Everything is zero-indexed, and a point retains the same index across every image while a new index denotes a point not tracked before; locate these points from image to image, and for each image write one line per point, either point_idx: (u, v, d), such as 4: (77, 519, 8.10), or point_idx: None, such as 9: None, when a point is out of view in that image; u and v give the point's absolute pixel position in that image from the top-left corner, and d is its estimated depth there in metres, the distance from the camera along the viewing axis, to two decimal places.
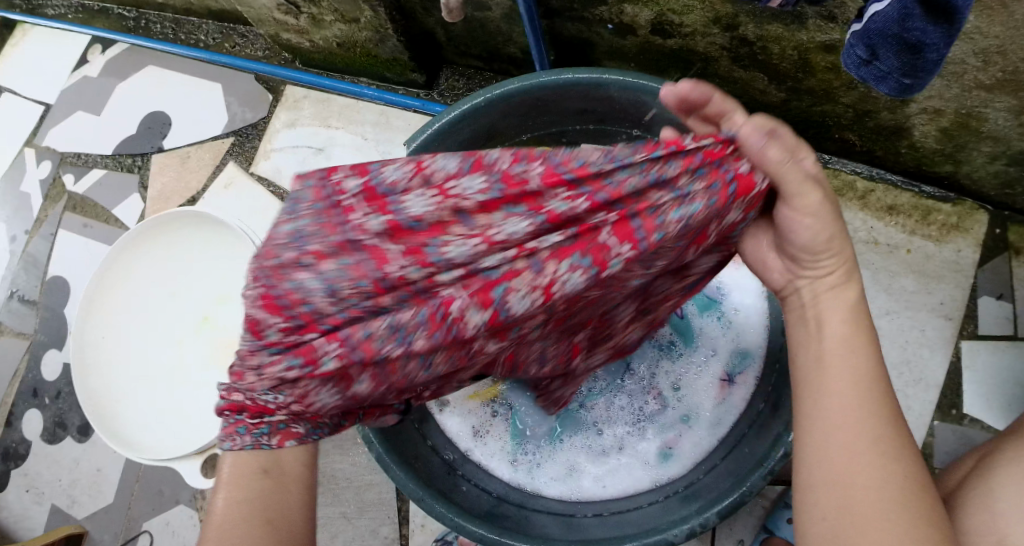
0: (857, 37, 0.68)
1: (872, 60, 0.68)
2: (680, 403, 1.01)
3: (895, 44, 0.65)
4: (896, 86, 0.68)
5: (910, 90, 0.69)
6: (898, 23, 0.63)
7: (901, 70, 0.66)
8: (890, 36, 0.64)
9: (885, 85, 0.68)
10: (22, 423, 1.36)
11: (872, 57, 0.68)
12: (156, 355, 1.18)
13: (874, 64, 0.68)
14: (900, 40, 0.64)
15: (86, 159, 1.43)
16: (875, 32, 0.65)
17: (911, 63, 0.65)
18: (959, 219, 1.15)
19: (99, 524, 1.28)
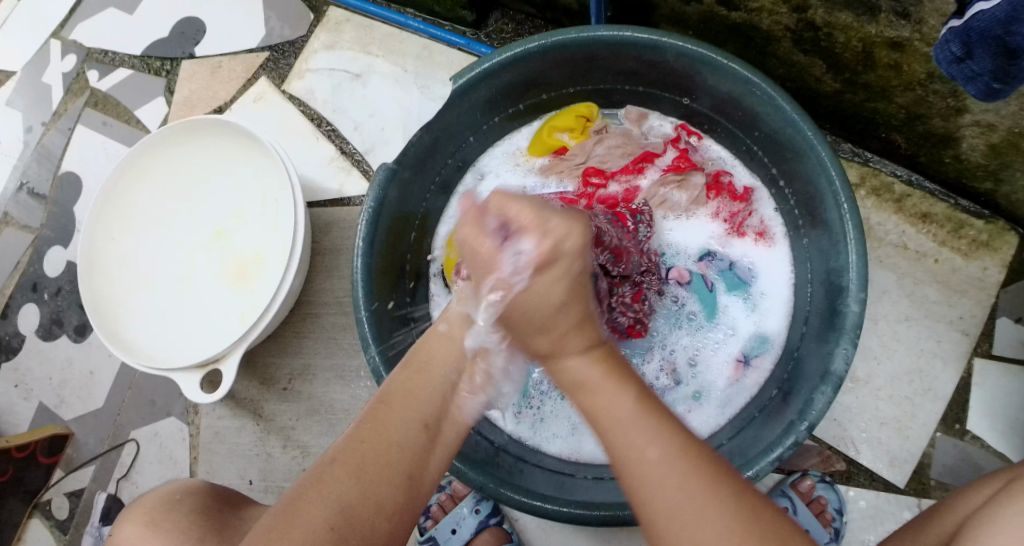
0: (953, 33, 0.66)
1: (965, 59, 0.66)
2: (694, 379, 1.02)
3: (993, 46, 0.63)
4: (983, 89, 0.67)
5: (995, 95, 0.67)
6: (1002, 24, 0.61)
7: (993, 73, 0.65)
8: (991, 36, 0.62)
9: (972, 86, 0.68)
10: (18, 317, 1.34)
11: (966, 56, 0.66)
12: (166, 264, 1.16)
13: (967, 64, 0.66)
14: (1000, 42, 0.62)
15: (113, 57, 1.39)
16: (976, 31, 0.63)
17: (1005, 68, 0.64)
18: (989, 237, 1.13)
19: (88, 426, 1.28)
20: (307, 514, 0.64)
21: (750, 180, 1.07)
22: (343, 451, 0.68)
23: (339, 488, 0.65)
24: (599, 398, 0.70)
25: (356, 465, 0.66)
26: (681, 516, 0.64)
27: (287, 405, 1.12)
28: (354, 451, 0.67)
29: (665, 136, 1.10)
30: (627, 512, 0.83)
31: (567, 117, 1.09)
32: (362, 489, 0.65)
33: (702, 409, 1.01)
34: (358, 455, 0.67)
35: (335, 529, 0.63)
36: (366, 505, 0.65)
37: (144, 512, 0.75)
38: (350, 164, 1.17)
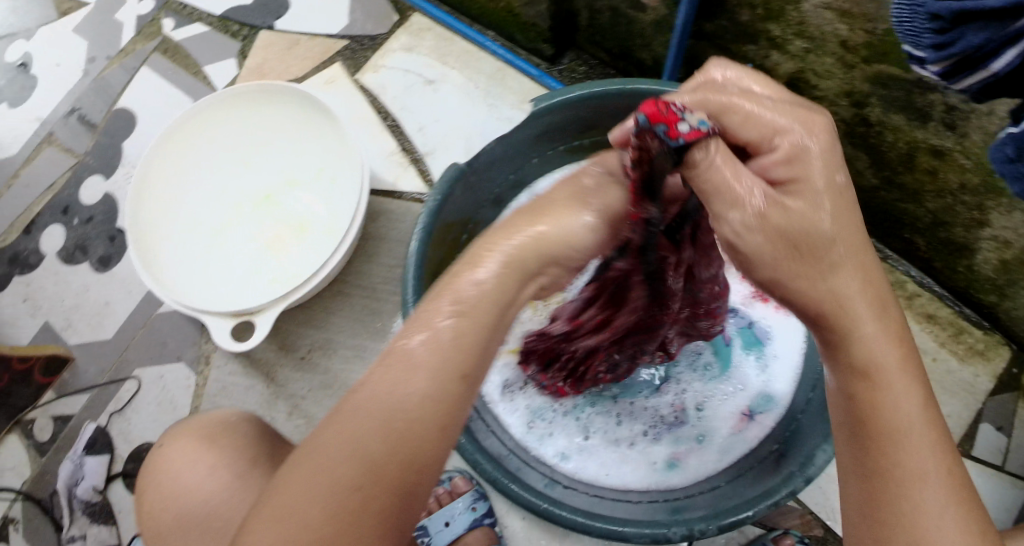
0: (1011, 137, 0.72)
1: (1018, 159, 0.72)
2: (700, 422, 1.05)
3: None
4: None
5: None
6: None
7: None
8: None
9: (1018, 185, 0.73)
10: (42, 235, 1.35)
11: (1019, 156, 0.72)
12: (212, 214, 1.18)
13: (1019, 163, 0.72)
14: None
15: (192, 12, 1.43)
16: None
17: None
18: (984, 347, 1.21)
19: (89, 356, 1.28)
20: (291, 514, 0.59)
21: None
22: (325, 436, 0.61)
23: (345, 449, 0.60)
24: (893, 412, 0.63)
25: (354, 429, 0.60)
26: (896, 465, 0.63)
27: (302, 373, 1.11)
28: (358, 418, 0.61)
29: None
30: (628, 529, 0.90)
31: None
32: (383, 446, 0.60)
33: (703, 452, 1.03)
34: (332, 445, 0.60)
35: (359, 490, 0.59)
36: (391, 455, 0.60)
37: (198, 433, 0.83)
38: (407, 159, 1.21)
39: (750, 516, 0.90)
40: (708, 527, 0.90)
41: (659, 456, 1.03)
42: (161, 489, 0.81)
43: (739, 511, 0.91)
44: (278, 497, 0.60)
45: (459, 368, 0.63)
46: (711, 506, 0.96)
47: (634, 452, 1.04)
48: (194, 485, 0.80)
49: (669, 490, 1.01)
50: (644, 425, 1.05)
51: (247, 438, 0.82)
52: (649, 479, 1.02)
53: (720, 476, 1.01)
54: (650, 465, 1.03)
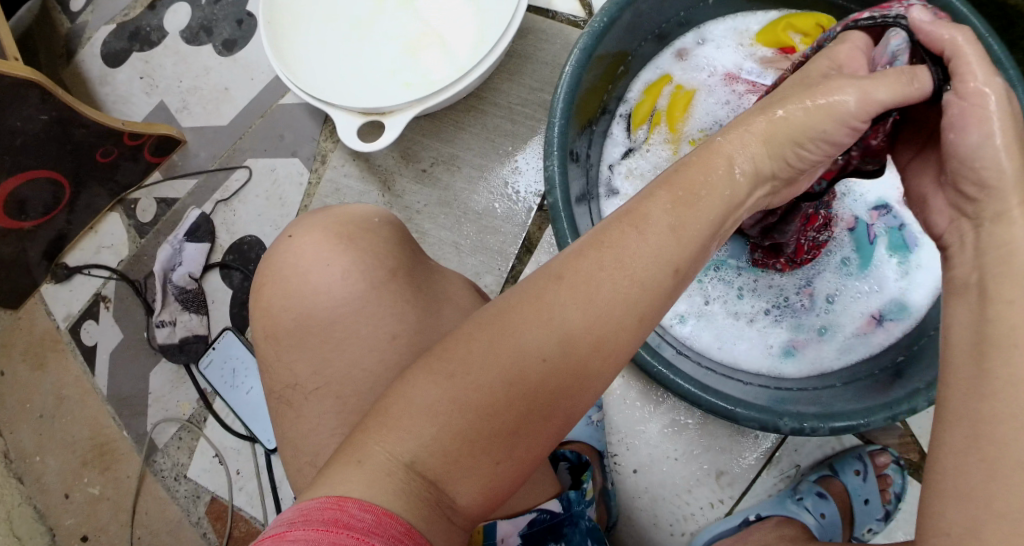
0: None
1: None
2: (826, 314, 0.99)
3: None
4: None
5: None
6: None
7: None
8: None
9: None
10: (167, 12, 1.31)
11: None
12: (348, 1, 1.10)
13: None
14: None
15: None
16: None
17: None
18: None
19: (201, 141, 1.26)
20: (417, 412, 0.55)
21: None
22: (488, 324, 0.57)
23: (511, 336, 0.56)
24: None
25: (551, 314, 0.56)
26: None
27: (421, 187, 1.07)
28: (560, 298, 0.57)
29: None
30: (739, 409, 0.85)
31: (805, 19, 0.96)
32: (558, 336, 0.56)
33: (822, 345, 0.98)
34: (506, 341, 0.56)
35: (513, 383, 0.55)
36: (566, 348, 0.56)
37: (312, 232, 0.77)
38: None
39: (867, 423, 0.83)
40: (822, 427, 0.84)
41: (777, 340, 0.99)
42: (283, 281, 0.76)
43: (856, 414, 0.84)
44: (454, 344, 0.57)
45: (672, 259, 0.59)
46: (826, 402, 0.90)
47: (751, 331, 0.99)
48: (322, 289, 0.74)
49: (779, 377, 0.96)
50: (767, 305, 1.00)
51: (384, 248, 0.77)
52: (761, 361, 0.97)
53: (835, 375, 0.96)
54: (766, 348, 0.98)
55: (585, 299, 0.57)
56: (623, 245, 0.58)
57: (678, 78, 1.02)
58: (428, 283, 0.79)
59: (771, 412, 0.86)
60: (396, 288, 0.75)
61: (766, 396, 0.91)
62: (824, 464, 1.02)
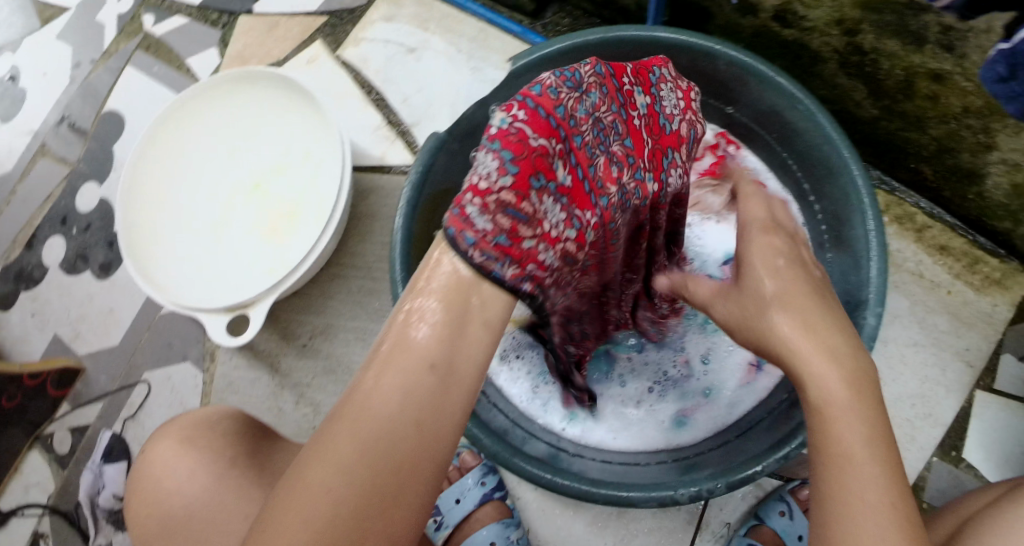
0: (1000, 54, 0.70)
1: (1010, 79, 0.70)
2: (705, 375, 1.04)
3: None
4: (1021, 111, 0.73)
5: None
6: None
7: None
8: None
9: (1012, 106, 0.72)
10: (44, 248, 1.36)
11: (1010, 76, 0.70)
12: (203, 207, 1.19)
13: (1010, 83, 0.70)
14: None
15: (170, 4, 1.38)
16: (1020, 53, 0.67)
17: None
18: (1002, 276, 1.17)
19: (99, 364, 1.29)
20: None
21: (779, 193, 1.10)
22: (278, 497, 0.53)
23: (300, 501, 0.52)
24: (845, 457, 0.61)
25: (332, 464, 0.53)
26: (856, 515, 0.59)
27: (305, 361, 1.16)
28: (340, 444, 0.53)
29: (704, 142, 1.12)
30: (633, 494, 0.87)
31: None
32: (348, 487, 0.52)
33: (710, 406, 1.02)
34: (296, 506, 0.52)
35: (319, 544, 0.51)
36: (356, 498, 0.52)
37: (166, 440, 0.87)
38: (394, 134, 1.18)
39: (757, 472, 0.87)
40: (717, 486, 0.87)
41: (667, 413, 1.03)
42: (144, 494, 0.86)
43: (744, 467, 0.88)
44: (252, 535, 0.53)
45: (426, 358, 0.57)
46: (724, 461, 0.93)
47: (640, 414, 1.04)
48: (175, 491, 0.84)
49: (678, 448, 1.00)
50: (649, 383, 1.04)
51: (224, 439, 0.86)
52: (657, 438, 1.01)
53: (729, 430, 0.99)
54: (658, 425, 1.02)
55: (359, 428, 0.54)
56: (374, 369, 0.57)
57: None
58: (273, 455, 0.87)
59: (667, 487, 0.89)
60: (238, 473, 0.83)
61: (668, 472, 0.94)
62: (751, 515, 1.04)
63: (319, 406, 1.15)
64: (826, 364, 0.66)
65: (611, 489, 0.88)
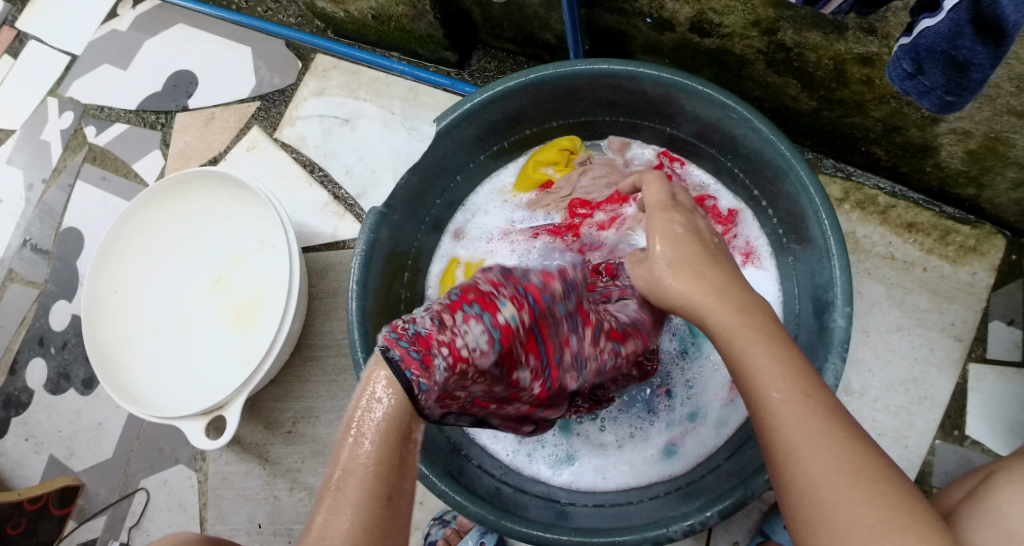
0: (903, 51, 0.67)
1: (916, 75, 0.66)
2: (689, 400, 1.02)
3: (942, 60, 0.64)
4: (938, 103, 0.67)
5: (950, 108, 0.67)
6: (947, 40, 0.62)
7: (945, 86, 0.65)
8: (937, 52, 0.63)
9: (927, 101, 0.67)
10: (26, 372, 1.35)
11: (916, 72, 0.66)
12: (168, 312, 1.19)
13: (918, 79, 0.67)
14: (948, 57, 0.63)
15: (110, 113, 1.41)
16: (924, 47, 0.64)
17: (956, 81, 0.64)
18: (976, 242, 1.15)
19: (96, 478, 1.28)
20: None
21: (733, 202, 1.08)
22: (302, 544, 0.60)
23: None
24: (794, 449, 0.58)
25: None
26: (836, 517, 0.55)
27: (292, 447, 1.16)
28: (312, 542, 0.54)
29: (646, 163, 1.11)
30: (626, 537, 0.84)
31: (549, 152, 1.10)
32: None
33: (697, 430, 1.01)
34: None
35: None
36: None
37: None
38: (344, 208, 1.19)
39: (746, 495, 0.83)
40: (709, 516, 0.84)
41: (655, 445, 1.01)
42: None
43: (734, 490, 0.84)
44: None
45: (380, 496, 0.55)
46: (719, 486, 0.90)
47: (627, 451, 1.02)
48: None
49: (671, 478, 0.98)
50: (630, 419, 1.03)
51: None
52: (648, 472, 1.00)
53: (719, 451, 0.97)
54: (648, 459, 1.01)
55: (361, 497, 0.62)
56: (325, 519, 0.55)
57: (464, 256, 1.12)
58: None
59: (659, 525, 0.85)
60: None
61: (666, 506, 0.92)
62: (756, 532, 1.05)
63: (314, 489, 1.14)
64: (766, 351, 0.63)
65: (601, 534, 0.85)
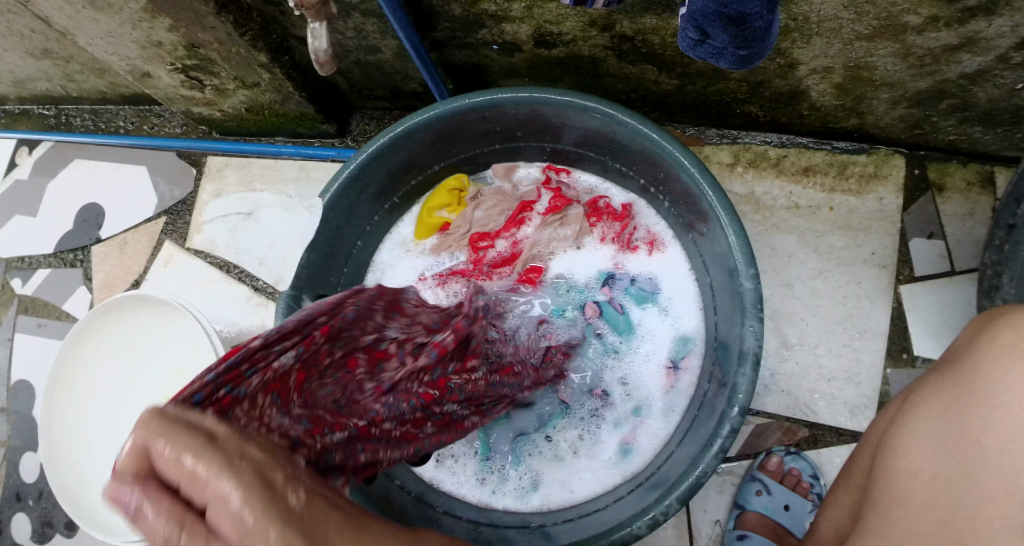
0: (686, 21, 0.70)
1: (705, 40, 0.69)
2: (630, 396, 1.04)
3: (718, 21, 0.67)
4: (734, 59, 0.70)
5: (748, 61, 0.70)
6: (714, 1, 0.65)
7: (733, 43, 0.68)
8: (710, 14, 0.66)
9: (724, 61, 0.71)
10: (10, 529, 1.36)
11: (703, 37, 0.69)
12: (127, 440, 1.20)
13: (708, 43, 0.70)
14: (721, 16, 0.66)
15: (30, 261, 1.43)
16: (698, 13, 0.67)
17: (740, 35, 0.67)
18: (876, 167, 1.17)
19: None
20: None
21: (626, 196, 1.10)
22: None
23: None
24: None
25: None
26: None
27: None
28: None
29: (536, 181, 1.13)
30: None
31: (439, 196, 1.13)
32: None
33: (646, 424, 1.02)
34: None
35: None
36: None
37: None
38: (266, 298, 1.21)
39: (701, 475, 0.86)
40: (670, 504, 0.86)
41: (610, 449, 1.03)
42: None
43: (687, 475, 0.87)
44: None
45: None
46: (677, 470, 0.91)
47: (584, 458, 1.03)
48: None
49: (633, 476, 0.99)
50: (577, 430, 1.04)
51: None
52: (611, 475, 1.01)
53: (671, 439, 0.99)
54: (607, 463, 1.02)
55: None
56: None
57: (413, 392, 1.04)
58: None
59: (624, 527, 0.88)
60: None
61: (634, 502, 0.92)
62: (734, 505, 1.10)
63: None
64: None
65: None
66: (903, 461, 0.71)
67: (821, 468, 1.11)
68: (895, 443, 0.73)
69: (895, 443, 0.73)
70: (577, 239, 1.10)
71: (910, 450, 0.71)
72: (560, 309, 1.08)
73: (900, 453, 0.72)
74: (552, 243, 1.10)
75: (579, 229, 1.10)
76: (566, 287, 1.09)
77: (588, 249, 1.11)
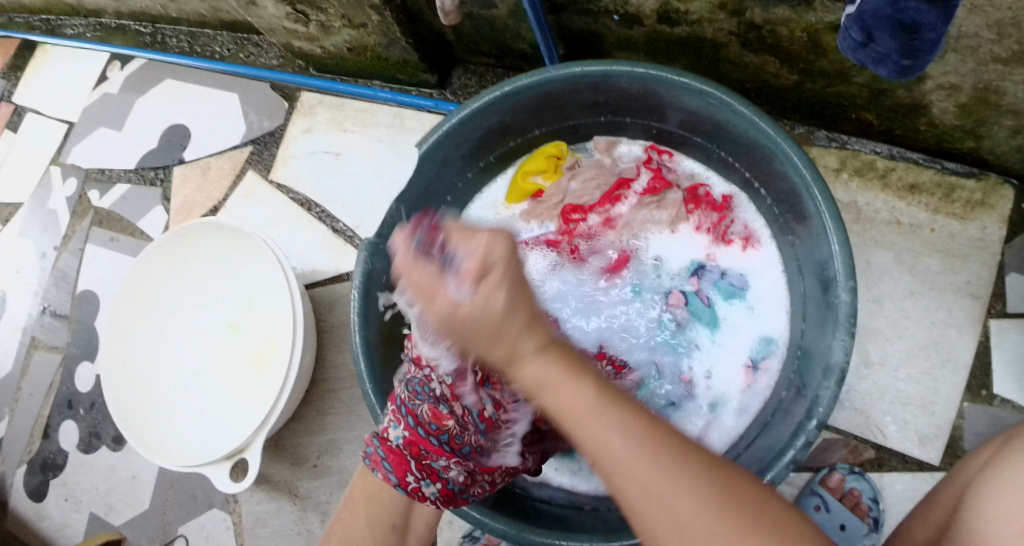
0: (852, 20, 0.66)
1: (869, 43, 0.66)
2: (709, 390, 1.02)
3: (890, 25, 0.63)
4: (895, 69, 0.66)
5: (909, 73, 0.66)
6: (891, 3, 0.61)
7: (899, 51, 0.64)
8: (884, 17, 0.62)
9: (883, 68, 0.67)
10: (59, 435, 1.37)
11: (868, 40, 0.65)
12: (187, 363, 1.21)
13: (871, 47, 0.66)
14: (894, 20, 0.62)
15: (111, 174, 1.44)
16: (870, 14, 0.63)
17: (909, 44, 0.63)
18: (983, 195, 1.12)
19: (137, 530, 1.29)
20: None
21: (727, 187, 1.07)
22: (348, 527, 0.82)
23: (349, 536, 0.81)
24: (621, 473, 0.58)
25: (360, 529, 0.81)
26: (647, 498, 0.57)
27: (321, 481, 1.17)
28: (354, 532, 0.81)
29: (636, 159, 1.11)
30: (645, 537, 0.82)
31: (537, 161, 1.11)
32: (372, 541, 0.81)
33: (721, 420, 1.00)
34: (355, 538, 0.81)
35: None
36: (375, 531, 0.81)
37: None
38: (344, 241, 1.20)
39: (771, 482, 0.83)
40: None
41: None
42: None
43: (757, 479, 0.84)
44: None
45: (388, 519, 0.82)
46: (750, 469, 0.89)
47: None
48: None
49: None
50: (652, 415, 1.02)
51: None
52: None
53: (743, 440, 0.97)
54: None
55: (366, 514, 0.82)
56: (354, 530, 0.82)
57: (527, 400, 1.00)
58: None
59: None
60: None
61: None
62: None
63: None
64: (609, 422, 0.59)
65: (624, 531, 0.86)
66: (991, 506, 0.68)
67: (881, 494, 1.07)
68: (984, 489, 0.70)
69: (982, 488, 0.70)
70: (670, 224, 1.08)
71: (996, 497, 0.68)
72: (642, 290, 1.07)
73: (988, 496, 0.69)
74: (645, 225, 1.09)
75: (674, 215, 1.08)
76: (656, 273, 1.07)
77: (680, 236, 1.08)
